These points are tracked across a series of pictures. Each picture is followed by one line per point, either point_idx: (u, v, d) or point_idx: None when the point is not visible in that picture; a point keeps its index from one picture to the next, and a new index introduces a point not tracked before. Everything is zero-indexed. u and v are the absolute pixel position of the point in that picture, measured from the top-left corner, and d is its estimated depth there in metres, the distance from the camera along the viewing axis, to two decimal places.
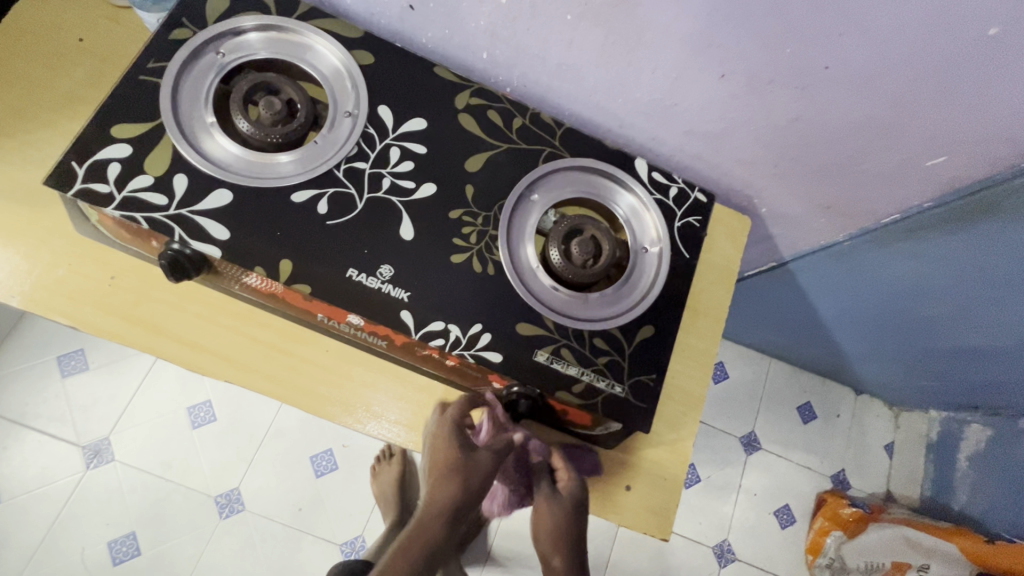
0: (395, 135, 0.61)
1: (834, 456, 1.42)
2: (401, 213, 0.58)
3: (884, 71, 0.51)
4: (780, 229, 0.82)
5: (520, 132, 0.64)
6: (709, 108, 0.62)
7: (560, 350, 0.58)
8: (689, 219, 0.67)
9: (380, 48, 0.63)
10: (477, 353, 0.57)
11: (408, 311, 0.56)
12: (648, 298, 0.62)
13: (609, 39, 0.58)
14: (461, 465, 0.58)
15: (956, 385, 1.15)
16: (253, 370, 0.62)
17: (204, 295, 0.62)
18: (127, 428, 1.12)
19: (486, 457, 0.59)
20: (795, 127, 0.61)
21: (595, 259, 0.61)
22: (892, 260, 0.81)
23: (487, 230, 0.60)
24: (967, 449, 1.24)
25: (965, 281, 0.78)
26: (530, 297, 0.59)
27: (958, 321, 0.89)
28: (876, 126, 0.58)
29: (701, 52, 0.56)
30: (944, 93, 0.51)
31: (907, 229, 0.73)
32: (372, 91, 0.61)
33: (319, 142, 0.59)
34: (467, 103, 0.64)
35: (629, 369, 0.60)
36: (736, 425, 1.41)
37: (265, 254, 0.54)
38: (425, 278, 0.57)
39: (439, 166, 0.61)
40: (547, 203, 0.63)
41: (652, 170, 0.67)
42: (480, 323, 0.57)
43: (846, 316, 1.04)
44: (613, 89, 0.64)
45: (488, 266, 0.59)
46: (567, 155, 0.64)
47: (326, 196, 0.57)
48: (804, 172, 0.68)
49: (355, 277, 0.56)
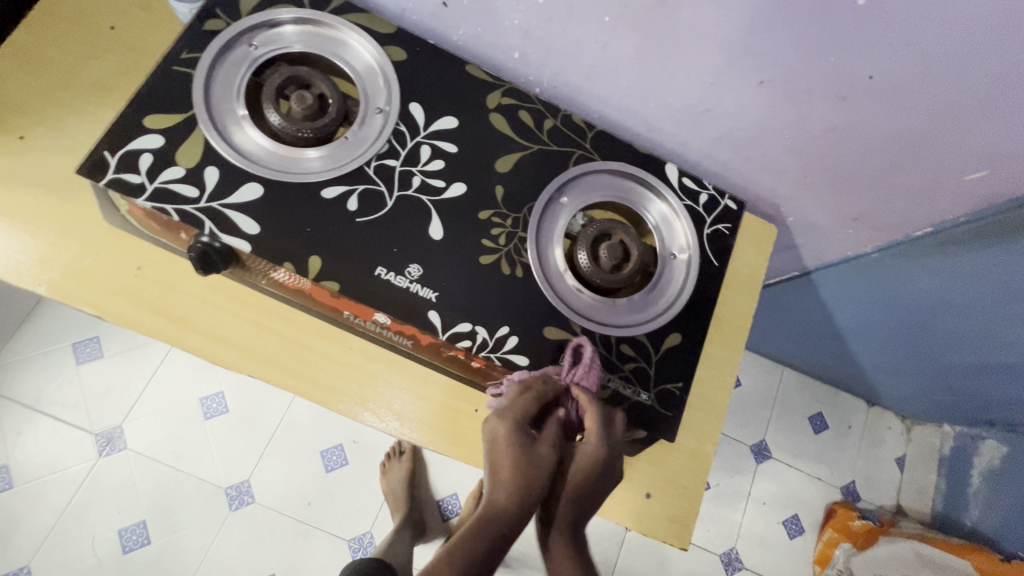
0: (426, 133, 0.60)
1: (844, 467, 1.41)
2: (431, 212, 0.58)
3: (929, 83, 0.50)
4: (805, 238, 0.81)
5: (551, 133, 0.64)
6: (744, 114, 0.61)
7: (586, 355, 0.58)
8: (718, 227, 0.66)
9: (412, 45, 0.63)
10: (504, 356, 0.56)
11: (435, 311, 0.56)
12: (674, 305, 0.62)
13: (646, 42, 0.57)
14: (525, 462, 0.50)
15: (974, 401, 1.14)
16: (276, 364, 0.61)
17: (230, 288, 0.62)
18: (140, 417, 1.12)
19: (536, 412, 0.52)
20: (832, 135, 0.60)
21: (623, 264, 0.60)
22: (918, 274, 0.80)
23: (516, 232, 0.59)
24: (981, 464, 1.23)
25: (991, 297, 0.77)
26: (557, 300, 0.58)
27: (982, 337, 0.88)
28: (915, 138, 0.57)
29: (740, 58, 0.55)
30: (991, 107, 0.50)
31: (936, 244, 0.72)
32: (403, 87, 0.61)
33: (349, 137, 0.58)
34: (498, 102, 0.63)
35: (655, 376, 0.59)
36: (747, 433, 1.40)
37: (293, 250, 0.54)
38: (454, 278, 0.57)
39: (470, 166, 0.60)
40: (576, 206, 0.62)
41: (682, 176, 0.66)
42: (508, 326, 0.57)
43: (866, 327, 1.03)
44: (646, 92, 0.64)
45: (517, 268, 0.58)
46: (598, 159, 0.64)
47: (356, 193, 0.57)
48: (837, 183, 0.67)
49: (383, 275, 0.55)
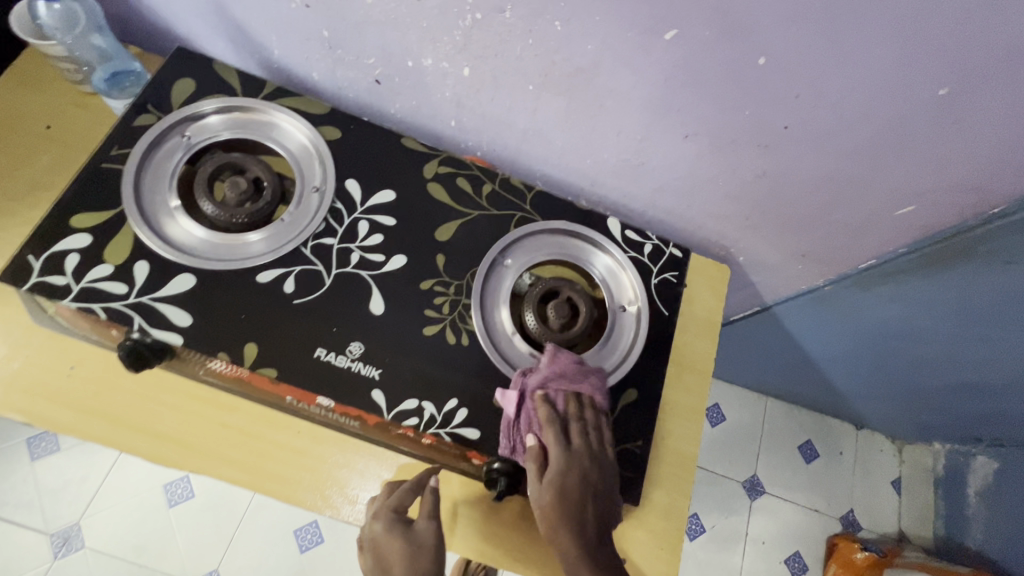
0: (363, 209, 0.60)
1: (841, 496, 1.38)
2: (372, 287, 0.57)
3: (839, 129, 0.51)
4: (759, 276, 0.81)
5: (490, 198, 0.64)
6: (677, 166, 0.63)
7: None
8: (666, 276, 0.65)
9: (346, 123, 0.64)
10: (454, 431, 0.54)
11: (380, 390, 0.54)
12: (628, 360, 0.60)
13: (572, 105, 0.59)
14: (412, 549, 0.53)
15: (958, 419, 1.13)
16: (220, 457, 0.58)
17: (171, 381, 0.60)
18: (98, 511, 1.06)
19: (428, 525, 0.54)
20: (762, 181, 0.61)
21: (572, 322, 0.60)
22: (876, 303, 0.79)
23: (460, 299, 0.59)
24: (976, 483, 1.21)
25: (949, 320, 0.78)
26: (505, 364, 0.57)
27: (948, 357, 0.88)
28: (843, 178, 0.57)
29: (662, 116, 0.57)
30: (903, 148, 0.51)
31: (882, 273, 0.71)
32: (339, 164, 0.61)
33: (285, 219, 0.58)
34: (435, 171, 0.64)
35: (615, 438, 0.57)
36: (737, 469, 1.37)
37: (228, 339, 0.53)
38: (397, 353, 0.55)
39: (410, 237, 0.60)
40: (521, 267, 0.62)
41: (625, 229, 0.66)
42: (457, 398, 0.55)
43: (838, 355, 1.03)
44: (581, 151, 0.66)
45: (463, 336, 0.57)
46: (540, 219, 0.64)
47: (293, 275, 0.56)
48: (777, 225, 0.68)
49: (324, 356, 0.54)
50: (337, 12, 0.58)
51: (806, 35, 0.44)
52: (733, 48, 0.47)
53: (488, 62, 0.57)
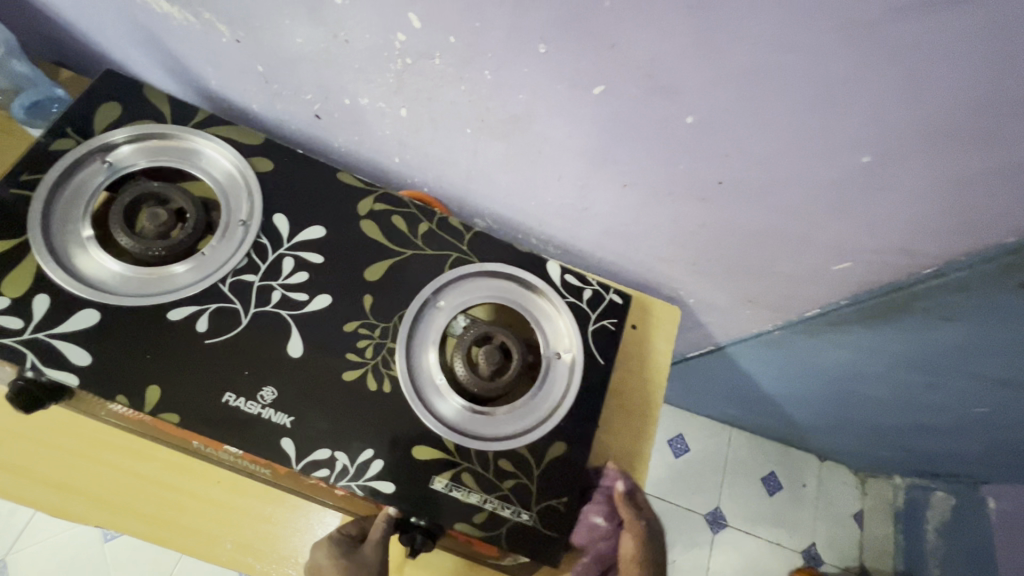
0: (290, 244, 0.58)
1: (804, 530, 1.37)
2: (291, 328, 0.55)
3: (775, 187, 0.49)
4: (710, 318, 0.80)
5: (426, 238, 0.62)
6: (621, 212, 0.61)
7: (460, 476, 0.54)
8: (604, 322, 0.64)
9: (279, 153, 0.61)
10: (366, 485, 0.51)
11: (290, 438, 0.51)
12: (559, 410, 0.58)
13: (511, 149, 0.57)
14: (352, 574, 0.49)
15: (915, 454, 1.15)
16: (129, 510, 0.55)
17: (79, 428, 0.55)
18: (29, 545, 1.02)
19: (376, 550, 0.51)
20: (703, 231, 0.59)
21: (503, 370, 0.58)
22: (824, 350, 0.79)
23: (385, 343, 0.56)
24: (934, 519, 1.24)
25: (897, 368, 0.78)
26: (428, 415, 0.55)
27: (900, 399, 0.88)
28: (781, 235, 0.55)
29: (599, 165, 0.55)
30: (835, 210, 0.49)
31: (828, 323, 0.69)
32: (268, 201, 0.59)
33: (206, 252, 0.56)
34: (370, 209, 0.61)
35: (538, 493, 0.55)
36: (700, 501, 1.35)
37: (131, 378, 0.50)
38: (315, 401, 0.53)
39: (336, 275, 0.58)
40: (454, 309, 0.60)
41: (565, 273, 0.65)
42: (371, 449, 0.52)
43: (795, 394, 1.02)
44: (525, 193, 0.65)
45: (385, 382, 0.55)
46: (476, 260, 0.62)
47: (207, 312, 0.53)
48: (723, 272, 0.66)
49: (232, 401, 0.51)
50: (269, 48, 0.55)
51: (731, 97, 0.42)
52: (661, 106, 0.45)
53: (422, 104, 0.55)
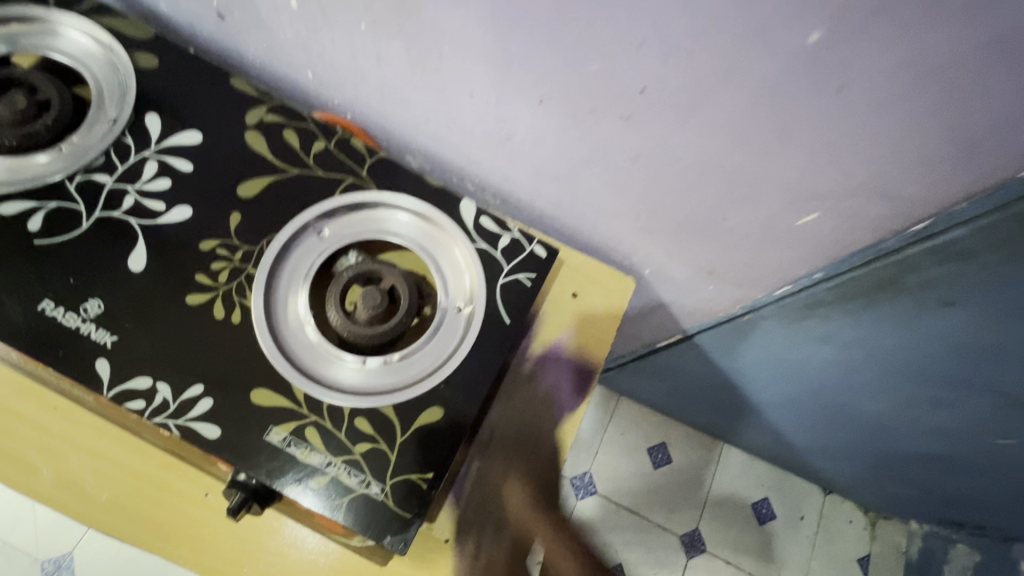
0: (156, 148, 0.50)
1: (795, 567, 1.20)
2: (137, 239, 0.47)
3: (709, 95, 0.38)
4: (671, 297, 0.68)
5: (319, 158, 0.53)
6: (545, 142, 0.51)
7: (303, 430, 0.45)
8: (519, 276, 0.53)
9: (168, 51, 0.55)
10: (186, 425, 0.43)
11: (106, 360, 0.44)
12: (443, 370, 0.48)
13: (412, 53, 0.48)
14: None
15: (930, 494, 0.98)
16: None
17: None
18: None
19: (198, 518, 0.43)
20: (639, 168, 0.48)
21: (382, 316, 0.49)
22: (807, 347, 0.65)
23: (244, 269, 0.48)
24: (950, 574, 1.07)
25: (897, 377, 0.63)
26: (281, 357, 0.46)
27: (906, 420, 0.73)
28: (729, 172, 0.44)
29: (507, 71, 0.45)
30: (788, 129, 0.38)
31: (804, 305, 0.56)
32: (143, 99, 0.52)
33: (65, 149, 0.49)
34: (259, 120, 0.54)
35: (396, 463, 0.45)
36: (678, 519, 1.21)
37: None
38: (146, 321, 0.45)
39: (203, 188, 0.50)
40: (337, 242, 0.51)
41: (480, 214, 0.55)
42: (202, 385, 0.44)
43: (784, 405, 0.88)
44: (443, 118, 0.55)
45: (234, 312, 0.47)
46: (373, 188, 0.53)
47: (45, 211, 0.47)
48: (674, 230, 0.55)
49: (49, 311, 0.44)
50: None
51: None
52: None
53: None
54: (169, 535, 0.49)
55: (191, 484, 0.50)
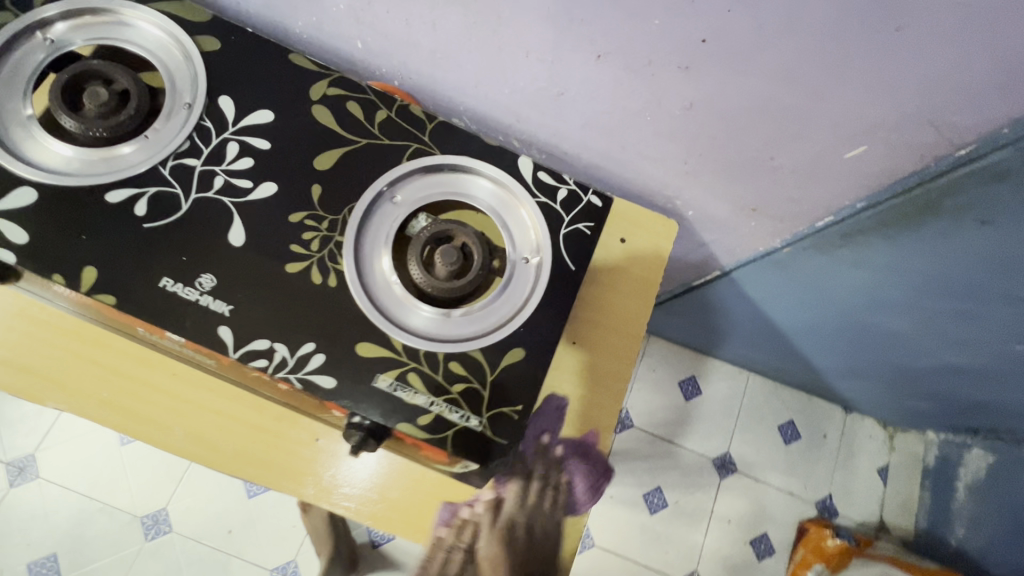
0: (234, 129, 0.54)
1: (819, 480, 1.30)
2: (233, 216, 0.52)
3: (768, 40, 0.41)
4: (711, 236, 0.72)
5: (384, 126, 0.57)
6: (598, 96, 0.54)
7: (406, 376, 0.51)
8: (579, 226, 0.58)
9: (227, 32, 0.57)
10: (306, 377, 0.49)
11: (228, 327, 0.49)
12: (520, 316, 0.54)
13: (470, 18, 0.51)
14: None
15: (948, 404, 1.05)
16: (84, 395, 0.54)
17: (40, 315, 0.54)
18: (54, 446, 1.08)
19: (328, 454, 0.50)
20: (692, 114, 0.51)
21: (460, 271, 0.53)
22: (842, 273, 0.70)
23: (333, 237, 0.53)
24: (966, 476, 1.15)
25: (927, 296, 0.68)
26: (378, 314, 0.52)
27: (932, 335, 0.79)
28: (781, 112, 0.47)
29: (567, 30, 0.47)
30: (843, 67, 0.41)
31: (844, 234, 0.60)
32: (213, 82, 0.55)
33: (149, 136, 0.53)
34: (323, 93, 0.56)
35: (490, 398, 0.51)
36: (710, 445, 1.30)
37: (65, 257, 0.48)
38: (255, 290, 0.50)
39: (283, 164, 0.54)
40: (411, 206, 0.55)
41: (538, 170, 0.58)
42: (313, 342, 0.50)
43: (812, 331, 0.93)
44: (495, 80, 0.58)
45: (330, 276, 0.52)
46: (438, 153, 0.57)
47: (146, 196, 0.51)
48: (720, 172, 0.58)
49: (169, 287, 0.49)
50: None
51: None
52: None
53: None
54: (291, 475, 0.56)
55: (304, 433, 0.57)
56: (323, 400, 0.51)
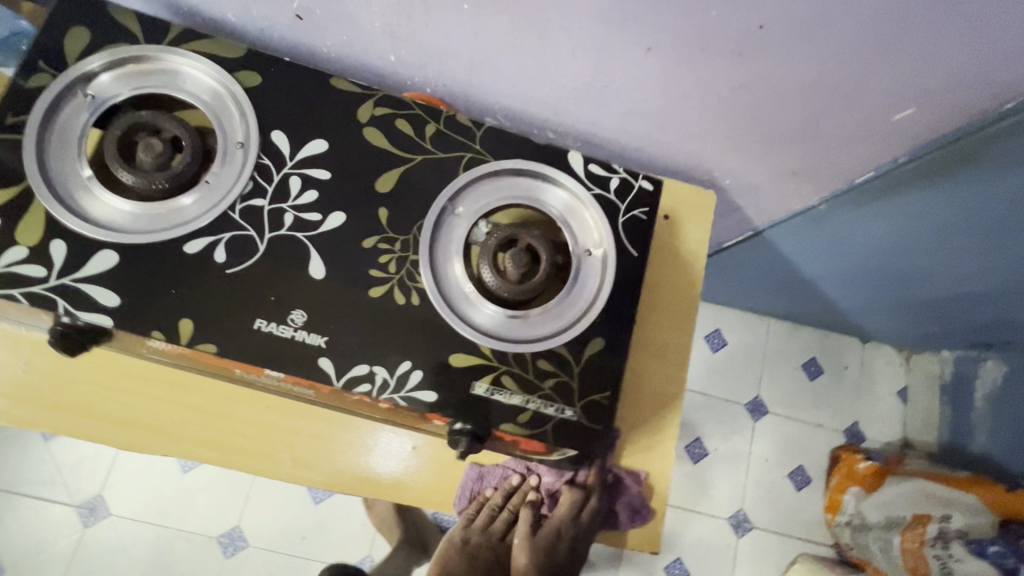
0: (293, 163, 0.55)
1: (845, 410, 1.37)
2: (310, 250, 0.53)
3: (824, 22, 0.42)
4: (747, 201, 0.74)
5: (435, 140, 0.57)
6: (644, 86, 0.55)
7: (500, 379, 0.53)
8: (634, 212, 0.60)
9: (265, 65, 0.56)
10: (408, 395, 0.52)
11: (327, 358, 0.51)
12: (594, 307, 0.56)
13: (514, 24, 0.51)
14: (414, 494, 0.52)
15: (965, 325, 1.10)
16: (189, 439, 0.57)
17: (135, 369, 0.57)
18: (119, 482, 1.10)
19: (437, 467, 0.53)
20: (739, 94, 0.53)
21: (532, 273, 0.55)
22: (875, 221, 0.73)
23: (407, 256, 0.54)
24: (983, 388, 1.22)
25: (956, 233, 0.72)
26: (462, 325, 0.54)
27: (957, 267, 0.83)
28: (830, 85, 0.49)
29: (616, 28, 0.48)
30: (896, 39, 0.42)
31: (882, 188, 0.63)
32: (262, 118, 0.55)
33: (210, 181, 0.53)
34: (371, 115, 0.57)
35: (579, 389, 0.54)
36: (741, 391, 1.36)
37: (161, 314, 0.50)
38: (344, 319, 0.52)
39: (347, 191, 0.55)
40: (474, 215, 0.56)
41: (588, 163, 0.60)
42: (409, 360, 0.52)
43: (838, 275, 0.97)
44: (536, 80, 0.58)
45: (412, 295, 0.54)
46: (491, 159, 0.58)
47: (223, 242, 0.52)
48: (762, 143, 0.60)
49: (264, 328, 0.51)
50: None
51: None
52: None
53: None
54: (395, 485, 0.59)
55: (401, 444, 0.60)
56: (424, 413, 0.54)
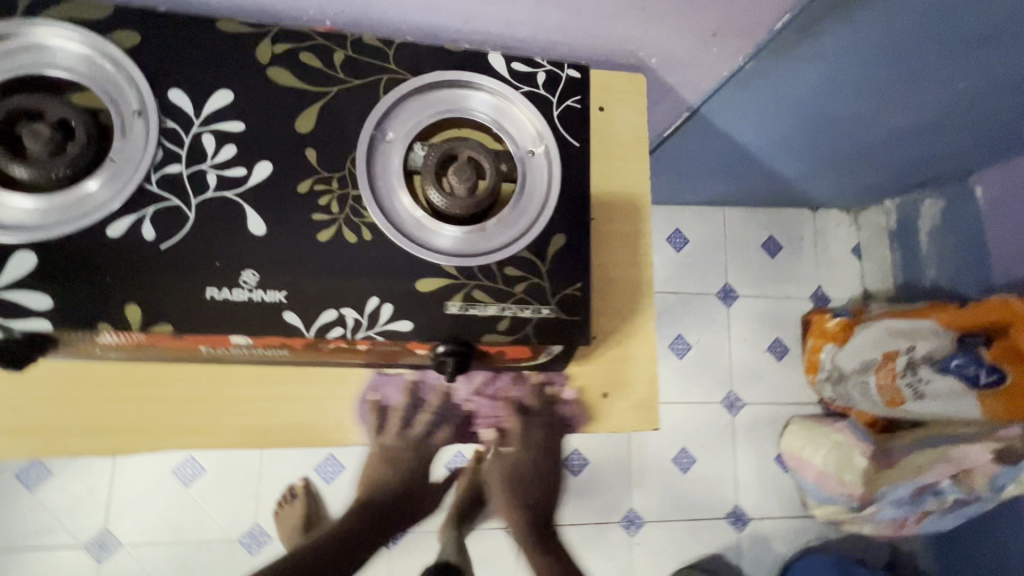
0: (201, 121, 0.51)
1: (807, 277, 1.44)
2: (244, 207, 0.50)
3: None
4: (677, 78, 0.73)
5: (346, 68, 0.54)
6: None
7: (472, 294, 0.53)
8: (568, 103, 0.58)
9: (141, 21, 0.51)
10: (384, 329, 0.51)
11: (291, 311, 0.49)
12: (548, 205, 0.56)
13: None
14: None
15: (901, 167, 1.15)
16: (172, 430, 0.55)
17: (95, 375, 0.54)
18: (122, 513, 1.08)
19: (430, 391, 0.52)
20: None
21: (479, 184, 0.54)
22: (801, 70, 0.74)
23: (348, 193, 0.52)
24: (925, 225, 1.29)
25: (877, 66, 0.73)
26: (420, 250, 0.53)
27: (883, 106, 0.85)
28: None
29: None
30: None
31: (801, 28, 0.63)
32: (153, 79, 0.50)
33: (115, 159, 0.49)
34: (272, 54, 0.53)
35: (551, 286, 0.55)
36: (711, 283, 1.40)
37: (101, 304, 0.47)
38: (298, 269, 0.50)
39: (267, 139, 0.51)
40: (407, 139, 0.54)
41: (511, 61, 0.58)
42: (377, 296, 0.51)
43: (777, 142, 0.99)
44: None
45: (363, 231, 0.52)
46: (410, 76, 0.55)
47: (148, 218, 0.49)
48: (678, 7, 0.59)
49: (217, 295, 0.48)
50: None
51: None
52: None
53: None
54: None
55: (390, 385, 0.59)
56: (405, 346, 0.53)
